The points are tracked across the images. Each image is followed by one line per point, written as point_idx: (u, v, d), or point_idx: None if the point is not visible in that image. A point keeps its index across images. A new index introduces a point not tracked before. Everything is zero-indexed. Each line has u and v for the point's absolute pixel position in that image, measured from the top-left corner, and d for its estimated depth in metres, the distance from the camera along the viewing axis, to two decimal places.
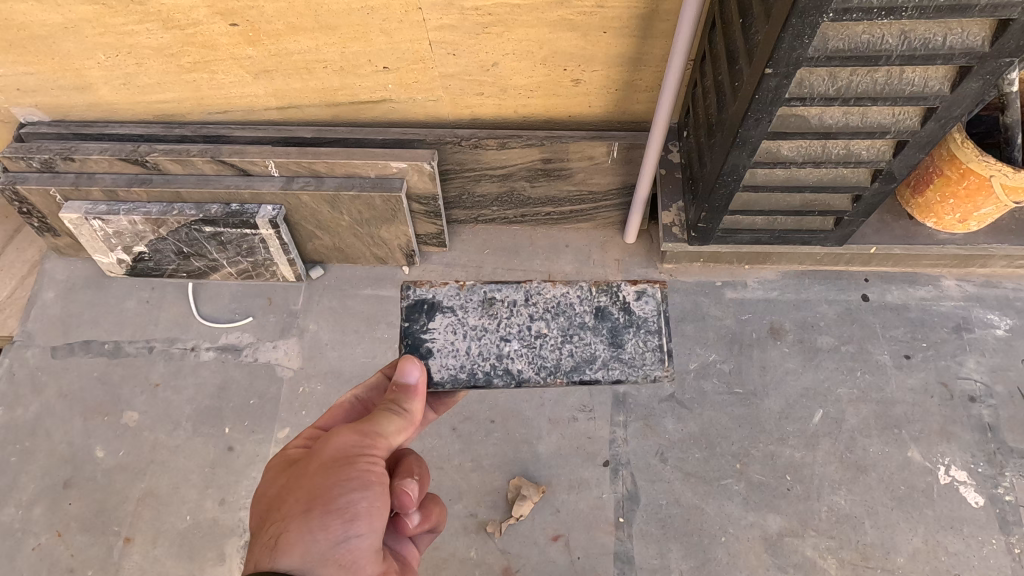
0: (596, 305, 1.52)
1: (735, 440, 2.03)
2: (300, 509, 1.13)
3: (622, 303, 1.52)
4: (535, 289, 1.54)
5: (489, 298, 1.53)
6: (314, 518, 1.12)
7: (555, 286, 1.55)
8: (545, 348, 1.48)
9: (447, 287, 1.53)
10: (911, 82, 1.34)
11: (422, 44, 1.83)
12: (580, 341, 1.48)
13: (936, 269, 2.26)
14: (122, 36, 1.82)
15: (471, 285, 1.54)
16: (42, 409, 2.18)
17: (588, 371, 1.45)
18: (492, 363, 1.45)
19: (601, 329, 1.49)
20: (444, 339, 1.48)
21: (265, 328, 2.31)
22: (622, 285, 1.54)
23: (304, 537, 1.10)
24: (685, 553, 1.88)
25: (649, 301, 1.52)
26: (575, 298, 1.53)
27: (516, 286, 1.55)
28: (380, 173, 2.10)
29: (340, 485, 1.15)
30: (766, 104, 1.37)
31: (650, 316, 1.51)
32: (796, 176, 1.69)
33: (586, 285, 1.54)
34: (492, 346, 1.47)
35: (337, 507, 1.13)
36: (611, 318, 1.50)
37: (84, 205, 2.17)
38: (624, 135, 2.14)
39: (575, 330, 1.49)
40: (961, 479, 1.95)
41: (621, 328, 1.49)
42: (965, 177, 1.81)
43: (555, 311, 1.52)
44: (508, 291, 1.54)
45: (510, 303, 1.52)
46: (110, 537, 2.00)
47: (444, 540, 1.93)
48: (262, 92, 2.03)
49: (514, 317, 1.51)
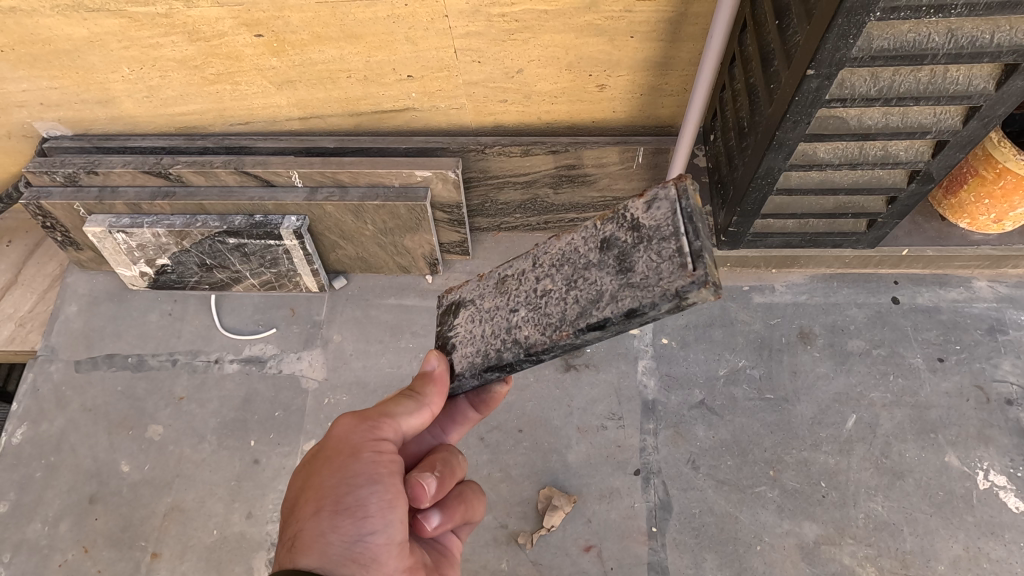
0: (601, 238, 1.14)
1: (767, 446, 2.00)
2: (313, 510, 1.14)
3: (631, 222, 1.09)
4: (543, 248, 1.25)
5: (504, 277, 1.33)
6: (326, 519, 1.12)
7: (562, 237, 1.23)
8: (550, 303, 1.18)
9: (471, 282, 1.42)
10: (955, 81, 1.33)
11: (447, 52, 1.81)
12: (585, 282, 1.13)
13: (968, 271, 2.23)
14: (147, 49, 1.82)
15: (490, 272, 1.38)
16: (67, 423, 2.17)
17: (596, 311, 1.08)
18: (501, 338, 1.25)
19: (608, 260, 1.10)
20: (465, 330, 1.35)
21: (289, 339, 2.30)
22: (628, 202, 1.10)
23: (317, 537, 1.11)
24: (720, 563, 1.85)
25: (662, 204, 1.04)
26: (579, 241, 1.17)
27: (528, 253, 1.30)
28: (404, 182, 2.09)
29: (347, 481, 1.14)
30: (805, 105, 1.36)
31: (664, 222, 1.03)
32: (831, 178, 1.69)
33: (593, 221, 1.17)
34: (502, 321, 1.27)
35: (346, 506, 1.12)
36: (616, 247, 1.10)
37: (107, 218, 2.17)
38: (650, 139, 2.12)
39: (580, 271, 1.15)
40: (1001, 483, 1.91)
41: (631, 247, 1.07)
42: (1001, 177, 1.79)
43: (559, 262, 1.20)
44: (520, 263, 1.31)
45: (519, 274, 1.29)
46: (136, 552, 1.98)
47: (475, 552, 1.90)
48: (285, 102, 2.02)
49: (523, 285, 1.27)
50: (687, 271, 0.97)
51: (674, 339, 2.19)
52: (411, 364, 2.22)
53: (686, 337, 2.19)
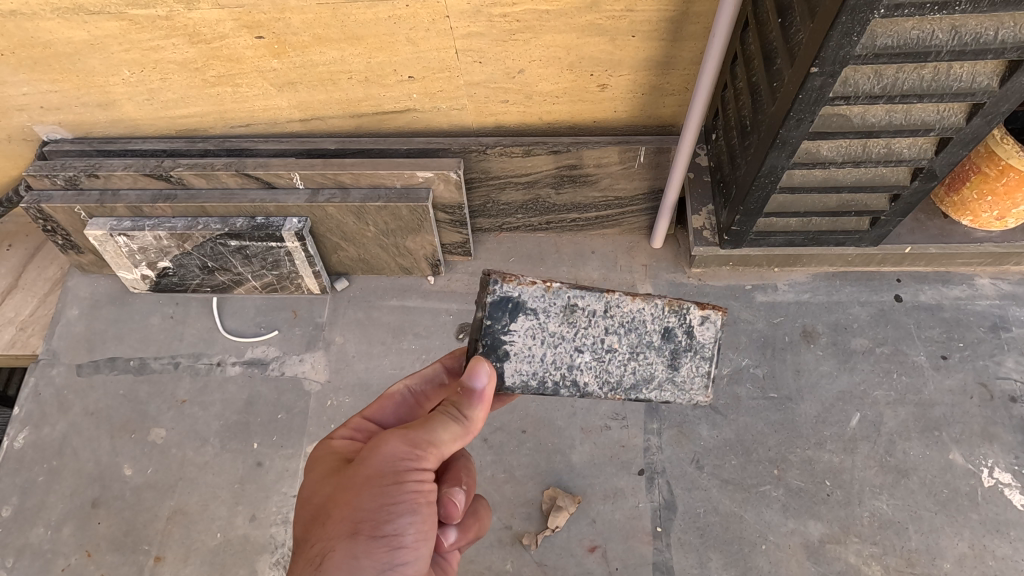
0: (664, 325, 1.36)
1: (771, 445, 2.00)
2: (346, 530, 1.11)
3: (685, 326, 1.37)
4: (617, 299, 1.36)
5: (572, 304, 1.35)
6: (360, 544, 1.09)
7: (635, 298, 1.37)
8: (612, 363, 1.35)
9: (534, 286, 1.34)
10: (959, 79, 1.33)
11: (448, 53, 1.81)
12: (644, 360, 1.35)
13: (970, 268, 2.23)
14: (147, 52, 1.81)
15: (558, 286, 1.34)
16: (69, 427, 2.17)
17: (645, 390, 1.35)
18: (562, 373, 1.33)
19: (665, 349, 1.36)
20: (522, 344, 1.33)
21: (291, 341, 2.29)
22: (689, 307, 1.37)
23: (349, 561, 1.08)
24: (725, 562, 1.85)
25: (710, 327, 1.37)
26: (648, 316, 1.36)
27: (600, 292, 1.36)
28: (406, 183, 2.09)
29: (388, 508, 1.11)
30: (809, 103, 1.36)
31: (708, 342, 1.37)
32: (834, 176, 1.69)
33: (659, 301, 1.37)
34: (564, 356, 1.34)
35: (383, 534, 1.10)
36: (675, 341, 1.36)
37: (108, 221, 2.16)
38: (652, 139, 2.12)
39: (645, 348, 1.36)
40: (1005, 481, 1.91)
41: (682, 351, 1.36)
42: (1004, 174, 1.80)
43: (628, 325, 1.36)
44: (591, 298, 1.35)
45: (591, 313, 1.35)
46: (140, 556, 1.97)
47: (480, 553, 1.90)
48: (286, 104, 2.02)
49: (592, 328, 1.35)
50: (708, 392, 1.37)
51: None
52: (413, 365, 2.22)
53: None
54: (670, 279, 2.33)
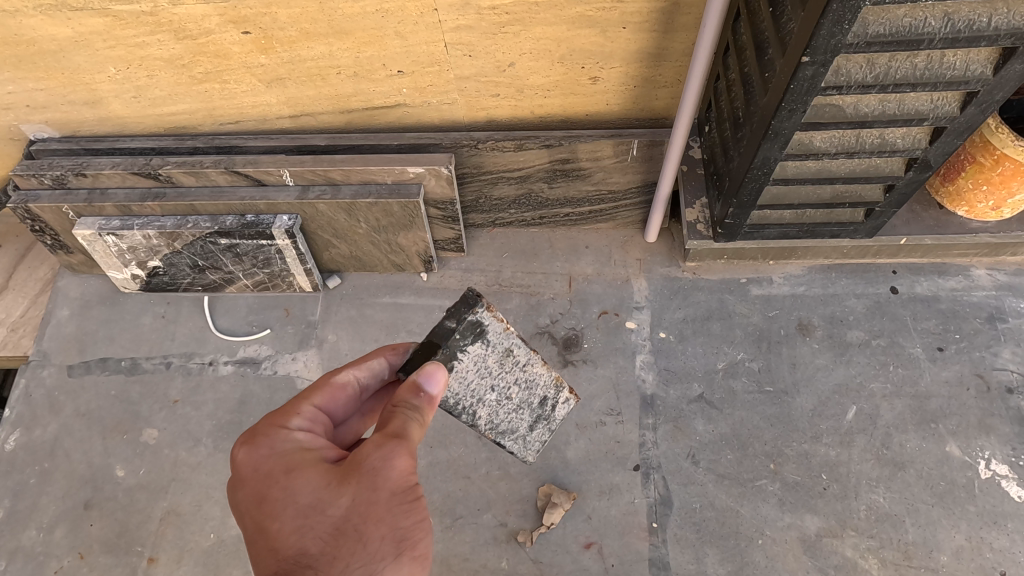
0: (545, 395, 1.61)
1: (768, 439, 1.99)
2: (389, 551, 1.09)
3: (555, 401, 1.65)
4: (534, 361, 1.54)
5: (508, 351, 1.46)
6: (403, 564, 1.09)
7: (543, 365, 1.57)
8: (503, 409, 1.53)
9: (500, 322, 1.40)
10: (952, 67, 1.31)
11: (438, 46, 1.79)
12: (521, 415, 1.58)
13: (966, 259, 2.22)
14: (133, 48, 1.79)
15: (512, 332, 1.44)
16: (61, 428, 2.15)
17: (507, 439, 1.60)
18: (468, 403, 1.45)
19: (535, 413, 1.62)
20: (465, 366, 1.38)
21: (284, 340, 2.27)
22: (565, 389, 1.66)
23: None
24: (722, 557, 1.84)
25: (564, 406, 1.69)
26: (542, 383, 1.59)
27: (529, 349, 1.51)
28: (397, 178, 2.07)
29: (419, 527, 1.13)
30: (800, 94, 1.35)
31: (556, 419, 1.70)
32: (827, 168, 1.68)
33: (554, 375, 1.61)
34: (479, 392, 1.45)
35: (420, 553, 1.12)
36: (544, 409, 1.64)
37: (97, 220, 2.14)
38: (644, 132, 2.11)
39: (527, 409, 1.59)
40: (1002, 473, 1.90)
41: (542, 420, 1.66)
42: (999, 163, 1.78)
43: (528, 383, 1.55)
44: (522, 352, 1.49)
45: (514, 363, 1.49)
46: (133, 557, 1.96)
47: (475, 551, 1.89)
48: (275, 100, 2.00)
49: (506, 379, 1.49)
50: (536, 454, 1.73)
51: (672, 333, 2.18)
52: None
53: (684, 331, 2.18)
54: (665, 273, 2.31)
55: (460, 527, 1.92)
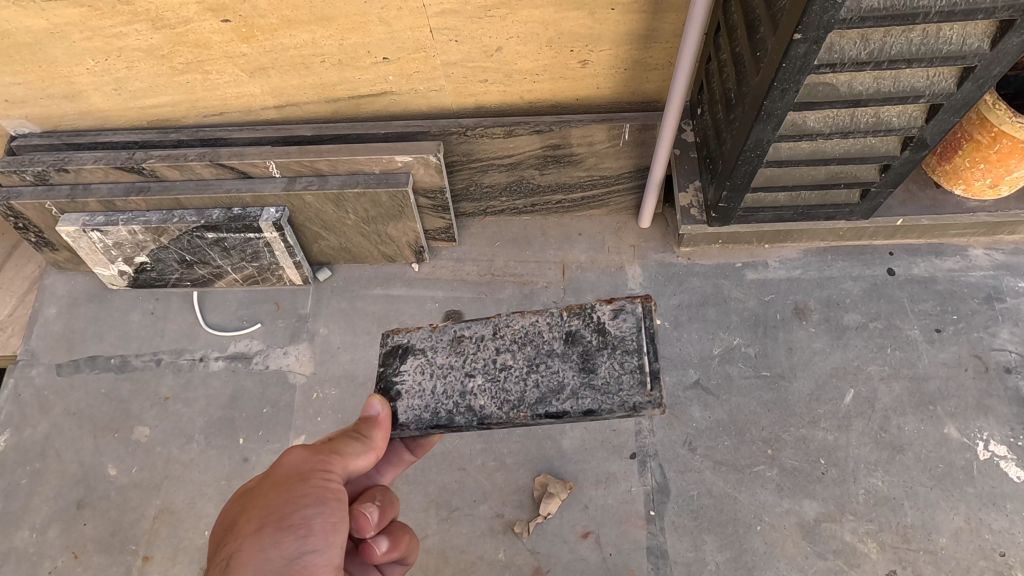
0: (567, 330, 1.35)
1: (765, 425, 1.97)
2: (252, 527, 1.08)
3: (597, 324, 1.33)
4: (505, 321, 1.40)
5: (458, 336, 1.41)
6: (266, 536, 1.07)
7: (525, 315, 1.40)
8: (508, 381, 1.33)
9: (421, 330, 1.45)
10: (948, 41, 1.28)
11: (423, 32, 1.75)
12: (548, 370, 1.32)
13: (963, 239, 2.20)
14: (110, 39, 1.75)
15: (443, 325, 1.44)
16: (51, 428, 2.13)
17: (556, 402, 1.28)
18: (455, 401, 1.34)
19: (571, 355, 1.32)
20: (412, 381, 1.38)
21: (274, 334, 2.25)
22: (596, 305, 1.36)
23: (254, 554, 1.05)
24: (720, 544, 1.83)
25: (627, 319, 1.32)
26: (544, 326, 1.37)
27: (485, 320, 1.42)
28: (385, 168, 2.03)
29: (292, 502, 1.11)
30: (794, 72, 1.31)
31: (628, 334, 1.31)
32: (822, 148, 1.64)
33: (557, 310, 1.38)
34: (455, 384, 1.35)
35: (289, 524, 1.09)
36: (583, 342, 1.32)
37: (81, 216, 2.11)
38: (636, 115, 2.07)
39: (551, 357, 1.33)
40: (1001, 454, 1.89)
41: (597, 351, 1.31)
42: (997, 140, 1.75)
43: (522, 340, 1.37)
44: (477, 326, 1.41)
45: (477, 338, 1.40)
46: (127, 556, 1.94)
47: (471, 543, 1.87)
48: (259, 90, 1.95)
49: (480, 351, 1.38)
50: (645, 390, 1.25)
51: (667, 319, 2.16)
52: None
53: (679, 317, 2.16)
54: (659, 259, 2.28)
55: (457, 519, 1.91)
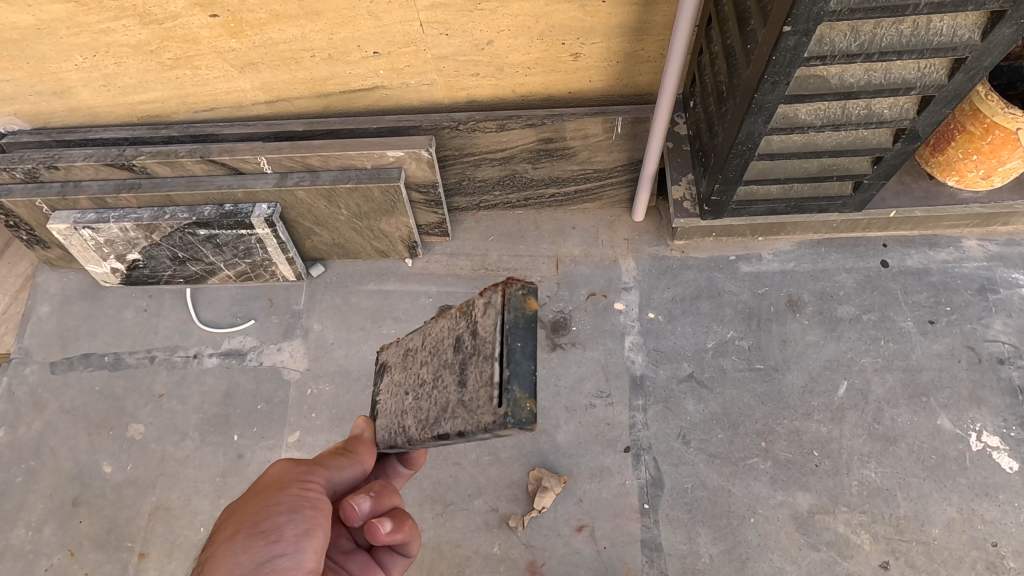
0: (457, 334, 1.13)
1: (758, 417, 1.98)
2: (227, 533, 1.08)
3: (473, 325, 1.08)
4: (428, 329, 1.24)
5: (408, 348, 1.30)
6: (238, 541, 1.07)
7: (440, 318, 1.21)
8: (423, 397, 1.17)
9: (393, 345, 1.38)
10: (939, 32, 1.27)
11: (413, 25, 1.74)
12: (442, 383, 1.12)
13: (957, 230, 2.19)
14: (98, 35, 1.73)
15: (403, 337, 1.35)
16: (46, 427, 2.12)
17: (443, 422, 1.07)
18: (396, 422, 1.23)
19: (456, 365, 1.10)
20: (382, 401, 1.32)
21: (268, 330, 2.24)
22: (476, 300, 1.10)
23: (225, 558, 1.05)
24: (714, 537, 1.83)
25: (491, 314, 1.04)
26: (447, 331, 1.16)
27: (422, 328, 1.28)
28: (377, 163, 2.03)
29: (267, 508, 1.11)
30: (784, 65, 1.31)
31: (489, 335, 1.03)
32: (814, 141, 1.64)
33: (454, 310, 1.16)
34: (397, 403, 1.25)
35: (261, 529, 1.08)
36: (464, 348, 1.09)
37: (72, 214, 2.10)
38: (629, 109, 2.06)
39: (444, 370, 1.13)
40: (994, 444, 1.89)
41: (470, 358, 1.06)
42: (990, 131, 1.75)
43: (434, 350, 1.19)
44: (416, 337, 1.28)
45: (414, 351, 1.27)
46: (123, 553, 1.95)
47: (466, 537, 1.88)
48: (249, 86, 1.94)
49: (412, 365, 1.25)
50: (494, 407, 0.97)
51: (661, 313, 2.16)
52: None
53: (673, 311, 2.16)
54: (653, 252, 2.28)
55: (451, 514, 1.91)
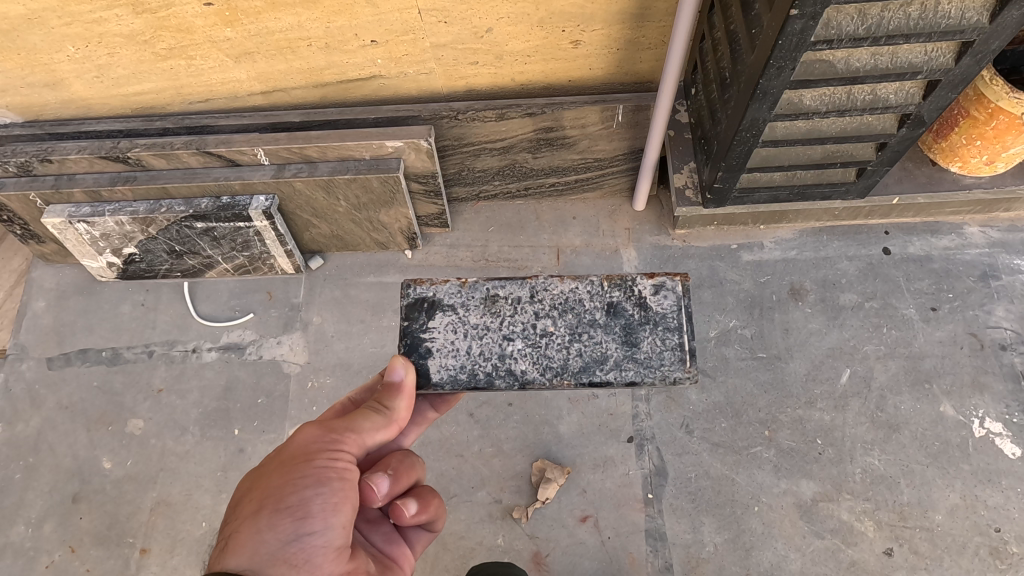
0: (607, 301, 1.37)
1: (761, 406, 1.97)
2: (251, 509, 1.07)
3: (638, 298, 1.37)
4: (543, 285, 1.40)
5: (491, 295, 1.39)
6: (264, 518, 1.05)
7: (564, 280, 1.40)
8: (551, 347, 1.33)
9: (448, 284, 1.41)
10: (947, 15, 1.26)
11: (411, 13, 1.71)
12: (591, 340, 1.33)
13: (958, 217, 2.19)
14: (90, 25, 1.70)
15: (472, 281, 1.41)
16: (44, 423, 2.10)
17: (601, 372, 1.30)
18: (494, 363, 1.33)
19: (614, 326, 1.35)
20: (444, 339, 1.35)
21: (267, 324, 2.23)
22: (638, 278, 1.39)
23: (252, 536, 1.04)
24: (718, 526, 1.83)
25: (667, 296, 1.37)
26: (585, 294, 1.38)
27: (520, 281, 1.41)
28: (376, 153, 2.00)
29: (294, 482, 1.08)
30: (789, 50, 1.29)
31: (670, 311, 1.35)
32: (818, 127, 1.62)
33: (598, 280, 1.39)
34: (493, 345, 1.35)
35: (288, 506, 1.06)
36: (626, 315, 1.35)
37: (66, 208, 2.07)
38: (629, 97, 2.05)
39: (593, 327, 1.35)
40: (996, 431, 1.89)
41: (640, 325, 1.34)
42: (994, 117, 1.74)
43: (563, 307, 1.37)
44: (512, 287, 1.40)
45: (513, 300, 1.38)
46: (125, 549, 1.93)
47: (470, 529, 1.87)
48: (245, 76, 1.91)
49: (518, 314, 1.37)
50: (685, 366, 1.31)
51: None
52: (395, 342, 2.16)
53: None
54: (654, 241, 2.27)
55: (455, 505, 1.90)
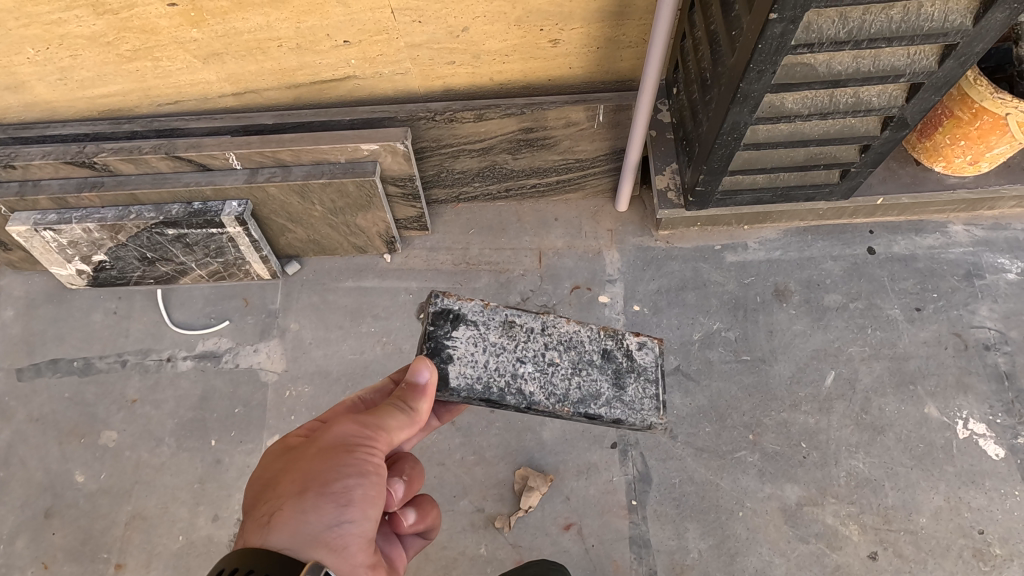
0: (603, 347, 1.41)
1: (746, 410, 1.95)
2: (294, 489, 1.05)
3: (626, 349, 1.42)
4: (553, 320, 1.41)
5: (509, 320, 1.38)
6: (308, 500, 1.04)
7: (570, 321, 1.42)
8: (555, 376, 1.35)
9: (473, 302, 1.39)
10: (930, 18, 1.23)
11: (385, 13, 1.65)
12: (588, 376, 1.37)
13: (943, 215, 2.17)
14: (50, 26, 1.63)
15: (495, 303, 1.40)
16: (15, 436, 2.05)
17: (594, 406, 1.34)
18: (506, 380, 1.32)
19: (607, 368, 1.39)
20: (465, 349, 1.33)
21: (244, 331, 2.18)
22: (625, 333, 1.45)
23: (296, 516, 1.02)
24: (703, 532, 1.81)
25: (649, 353, 1.42)
26: (586, 337, 1.41)
27: (534, 313, 1.42)
28: (351, 156, 1.95)
29: (336, 470, 1.07)
30: (770, 53, 1.26)
31: (650, 366, 1.41)
32: (801, 130, 1.59)
33: (596, 326, 1.43)
34: (507, 365, 1.34)
35: (332, 491, 1.05)
36: (616, 361, 1.40)
37: (32, 215, 2.01)
38: (610, 96, 2.01)
39: (590, 367, 1.38)
40: (980, 432, 1.89)
41: (626, 372, 1.39)
42: (978, 117, 1.71)
43: (567, 343, 1.39)
44: (528, 317, 1.40)
45: (528, 329, 1.38)
46: (99, 564, 1.89)
47: (452, 539, 1.84)
48: (215, 77, 1.85)
49: (530, 342, 1.37)
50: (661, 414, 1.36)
51: (646, 305, 2.12)
52: (374, 349, 2.12)
53: (658, 302, 2.12)
54: (638, 242, 2.24)
55: (437, 515, 1.87)
